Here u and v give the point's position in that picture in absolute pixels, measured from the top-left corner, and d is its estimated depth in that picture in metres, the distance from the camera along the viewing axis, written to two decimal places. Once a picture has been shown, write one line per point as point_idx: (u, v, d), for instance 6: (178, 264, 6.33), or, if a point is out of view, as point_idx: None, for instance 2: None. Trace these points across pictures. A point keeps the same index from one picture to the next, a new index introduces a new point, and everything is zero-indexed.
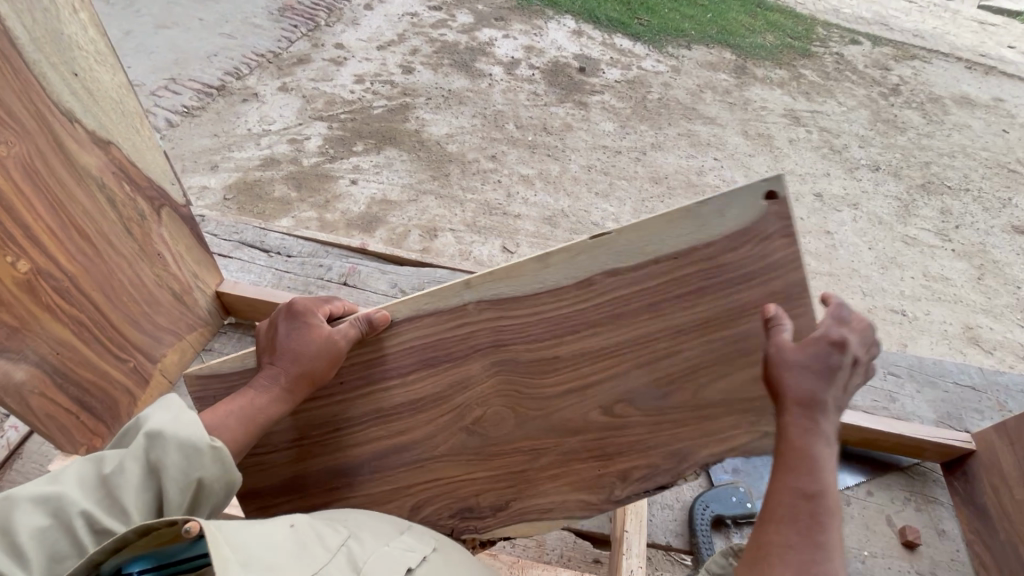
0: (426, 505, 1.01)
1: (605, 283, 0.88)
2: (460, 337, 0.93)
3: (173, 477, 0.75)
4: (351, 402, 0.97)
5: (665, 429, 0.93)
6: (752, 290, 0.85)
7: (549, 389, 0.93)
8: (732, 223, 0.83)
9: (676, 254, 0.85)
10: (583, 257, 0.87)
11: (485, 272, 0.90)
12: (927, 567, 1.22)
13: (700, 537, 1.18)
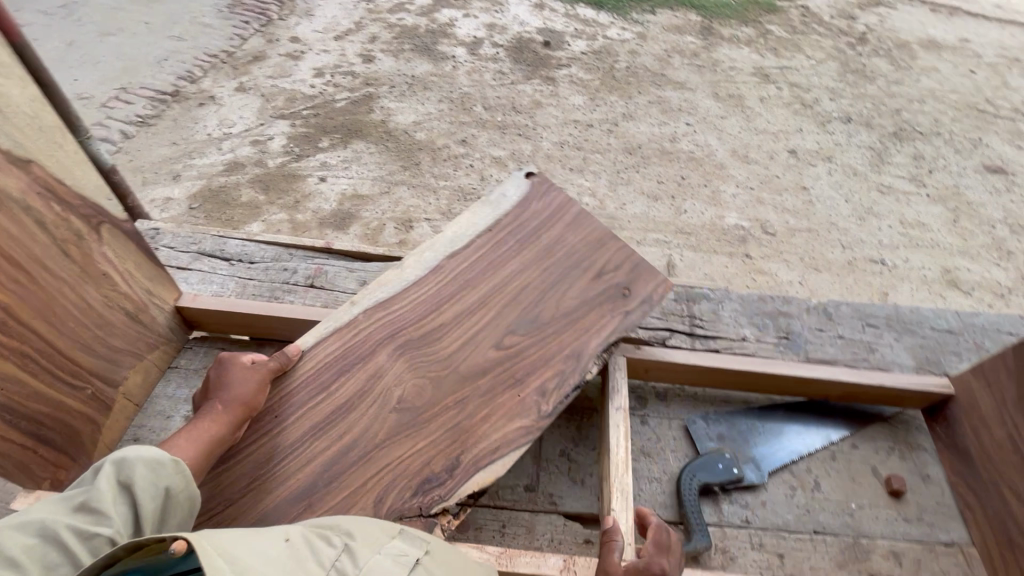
0: (383, 491, 1.02)
1: (452, 265, 1.31)
2: (363, 338, 1.19)
3: (145, 489, 0.80)
4: (294, 427, 1.08)
5: (551, 338, 1.23)
6: (550, 231, 1.38)
7: (447, 345, 1.20)
8: (515, 200, 1.43)
9: (491, 228, 1.38)
10: (428, 253, 1.32)
11: (364, 291, 1.26)
12: (915, 513, 1.23)
13: (688, 507, 1.17)
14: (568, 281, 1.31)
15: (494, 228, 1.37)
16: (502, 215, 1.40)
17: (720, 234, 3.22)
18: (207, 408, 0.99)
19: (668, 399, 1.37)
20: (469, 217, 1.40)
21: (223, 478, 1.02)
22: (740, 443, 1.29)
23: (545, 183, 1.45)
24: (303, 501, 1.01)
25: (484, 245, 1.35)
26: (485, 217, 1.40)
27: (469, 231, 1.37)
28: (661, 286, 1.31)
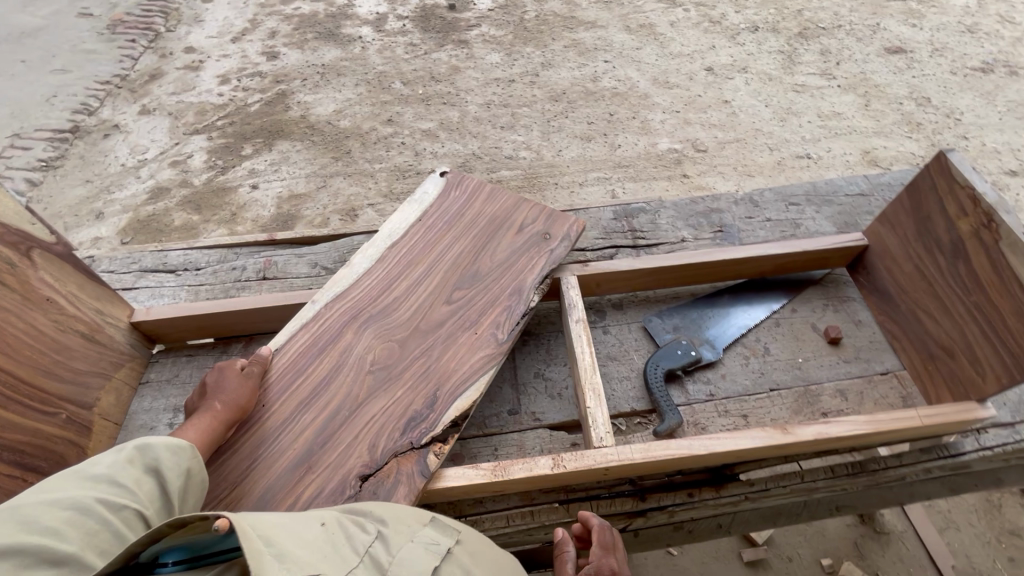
0: (376, 438, 1.07)
1: (395, 248, 1.38)
2: (328, 323, 1.24)
3: (170, 471, 0.88)
4: (280, 409, 1.11)
5: (494, 281, 1.32)
6: (473, 202, 1.49)
7: (406, 309, 1.26)
8: (437, 186, 1.53)
9: (421, 212, 1.46)
10: (372, 244, 1.39)
11: (321, 288, 1.31)
12: (853, 354, 1.37)
13: (657, 394, 1.28)
14: (498, 237, 1.41)
15: (425, 212, 1.46)
16: (432, 199, 1.50)
17: (655, 161, 3.33)
18: (207, 408, 1.02)
19: (624, 306, 1.47)
20: (403, 207, 1.48)
21: (222, 466, 1.03)
22: (694, 329, 1.40)
23: (457, 172, 1.56)
24: (303, 467, 1.04)
25: (421, 226, 1.43)
26: (414, 205, 1.48)
27: (406, 217, 1.45)
28: (575, 224, 1.45)
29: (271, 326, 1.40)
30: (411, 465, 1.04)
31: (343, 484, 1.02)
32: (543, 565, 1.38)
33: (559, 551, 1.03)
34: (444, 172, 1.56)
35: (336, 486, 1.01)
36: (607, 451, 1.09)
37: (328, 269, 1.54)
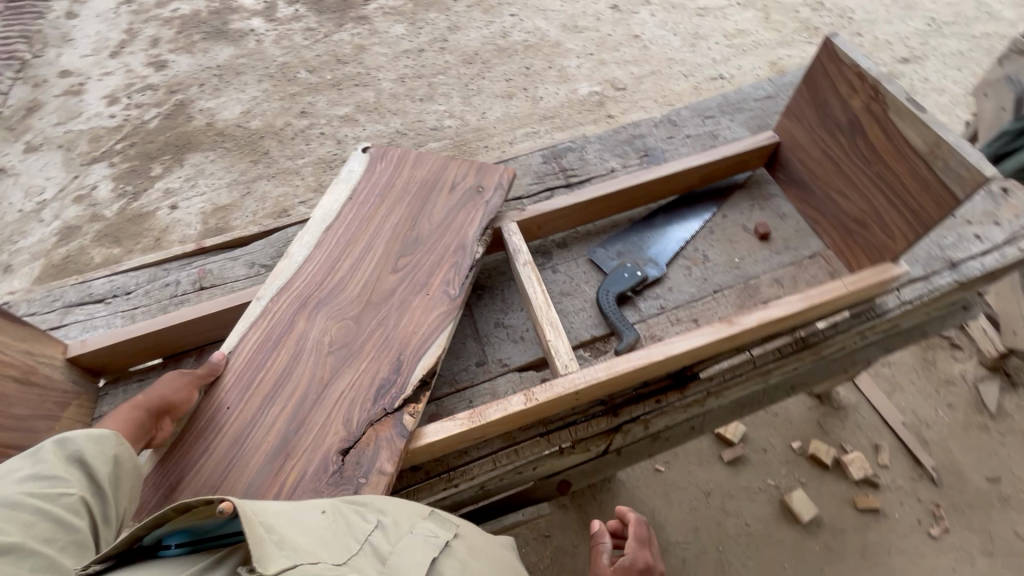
0: (349, 413, 1.07)
1: (331, 231, 1.36)
2: (278, 316, 1.21)
3: (96, 459, 0.91)
4: (245, 408, 1.09)
5: (436, 242, 1.32)
6: (401, 170, 1.47)
7: (354, 286, 1.25)
8: (361, 162, 1.50)
9: (351, 190, 1.44)
10: (307, 231, 1.36)
11: (264, 285, 1.28)
12: (782, 245, 1.46)
13: (613, 318, 1.33)
14: (433, 199, 1.41)
15: (354, 190, 1.44)
16: (359, 175, 1.47)
17: (579, 107, 3.36)
18: (134, 398, 1.04)
19: (568, 244, 1.51)
20: (332, 188, 1.45)
21: (199, 475, 1.03)
22: (635, 251, 1.46)
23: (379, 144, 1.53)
24: (281, 456, 1.03)
25: (354, 204, 1.41)
26: (342, 185, 1.45)
27: (336, 198, 1.42)
28: (505, 173, 1.45)
29: (220, 333, 1.36)
30: (389, 430, 1.05)
31: (324, 463, 1.02)
32: (539, 502, 1.44)
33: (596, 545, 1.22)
34: (366, 148, 1.52)
35: (318, 466, 1.02)
36: (574, 376, 1.14)
37: (267, 266, 1.50)
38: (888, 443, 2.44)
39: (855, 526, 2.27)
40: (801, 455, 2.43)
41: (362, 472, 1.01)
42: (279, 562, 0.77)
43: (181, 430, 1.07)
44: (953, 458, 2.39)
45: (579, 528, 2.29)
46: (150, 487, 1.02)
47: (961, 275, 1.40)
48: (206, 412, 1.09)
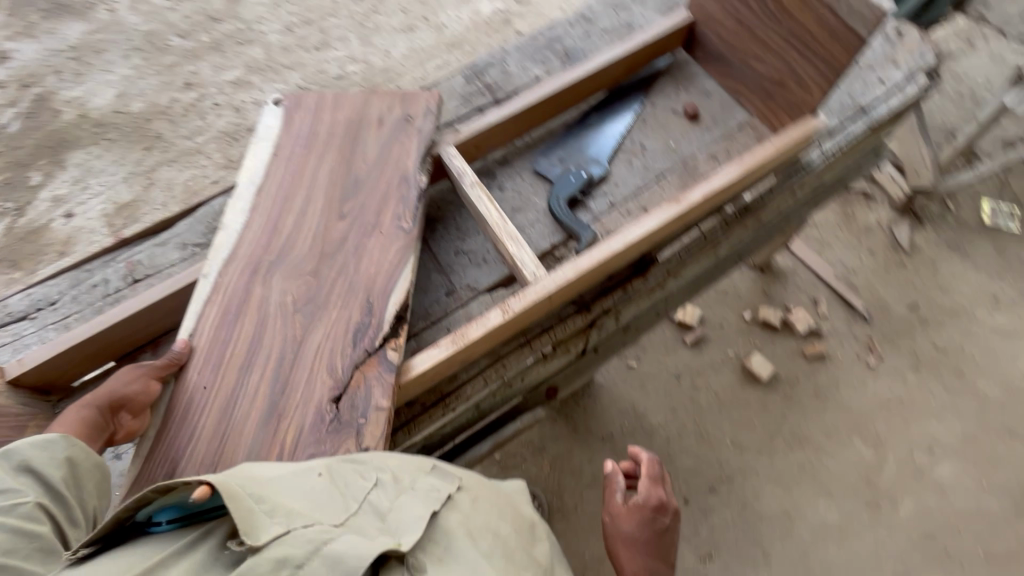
0: (331, 362, 1.06)
1: (264, 192, 1.28)
2: (232, 287, 1.15)
3: (48, 465, 0.93)
4: (224, 384, 1.06)
5: (378, 180, 1.28)
6: (321, 115, 1.38)
7: (304, 241, 1.20)
8: (277, 115, 1.39)
9: (274, 146, 1.34)
10: (239, 198, 1.28)
11: (207, 261, 1.20)
12: (712, 122, 1.51)
13: (568, 222, 1.36)
14: (363, 138, 1.34)
15: (277, 145, 1.35)
16: (278, 129, 1.37)
17: (486, 28, 3.21)
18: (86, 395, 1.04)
19: (509, 160, 1.49)
20: (252, 149, 1.35)
21: (195, 457, 1.01)
22: (576, 154, 1.46)
23: (291, 94, 1.43)
24: (274, 419, 1.02)
25: (280, 160, 1.32)
26: (262, 144, 1.35)
27: (260, 158, 1.33)
28: (430, 96, 1.40)
29: (172, 321, 1.30)
30: (376, 368, 1.05)
31: (320, 414, 1.02)
32: (536, 409, 1.48)
33: (610, 483, 1.28)
34: (278, 100, 1.41)
35: (315, 419, 1.01)
36: (543, 282, 1.17)
37: (202, 244, 1.41)
38: (824, 296, 2.69)
39: (806, 373, 2.53)
40: (753, 324, 2.65)
41: (360, 414, 1.01)
42: (272, 528, 0.78)
43: (159, 419, 1.04)
44: (879, 296, 2.68)
45: (569, 434, 2.44)
46: (146, 480, 0.99)
47: (871, 119, 1.51)
48: (183, 397, 1.06)
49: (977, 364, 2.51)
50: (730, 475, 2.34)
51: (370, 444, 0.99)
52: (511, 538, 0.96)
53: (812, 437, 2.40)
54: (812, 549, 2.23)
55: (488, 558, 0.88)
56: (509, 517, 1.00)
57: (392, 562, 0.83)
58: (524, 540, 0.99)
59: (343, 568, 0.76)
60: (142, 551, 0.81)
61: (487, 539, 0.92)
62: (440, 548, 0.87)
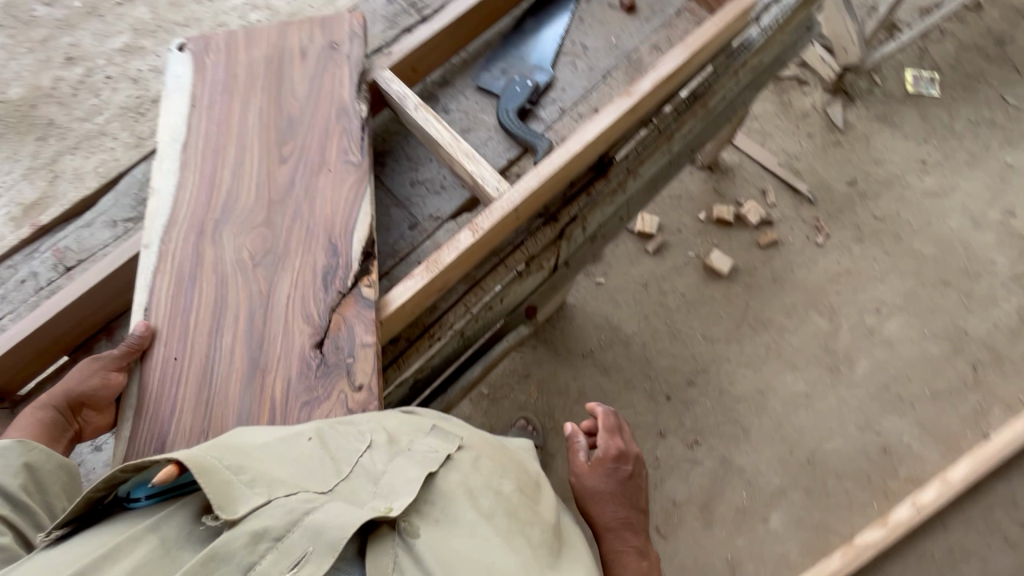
0: (305, 309, 1.02)
1: (191, 148, 1.17)
2: (180, 253, 1.07)
3: (6, 473, 0.88)
4: (195, 351, 1.00)
5: (314, 116, 1.19)
6: (236, 56, 1.26)
7: (249, 192, 1.12)
8: (185, 62, 1.26)
9: (190, 97, 1.22)
10: (165, 158, 1.17)
11: (145, 230, 1.11)
12: (649, 11, 1.47)
13: (521, 134, 1.31)
14: (288, 74, 1.24)
15: (194, 95, 1.22)
16: (189, 77, 1.24)
17: None
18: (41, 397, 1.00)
19: (449, 79, 1.42)
20: (165, 104, 1.22)
21: (181, 429, 0.95)
22: (517, 64, 1.40)
23: (196, 37, 1.29)
24: (257, 376, 0.98)
25: (201, 111, 1.21)
26: (176, 96, 1.23)
27: (176, 111, 1.21)
28: (352, 19, 1.29)
29: (119, 303, 1.21)
30: (354, 307, 1.02)
31: (304, 362, 0.98)
32: (520, 327, 1.50)
33: (572, 443, 1.29)
34: (182, 45, 1.27)
35: (300, 367, 0.98)
36: (509, 196, 1.14)
37: (133, 218, 1.30)
38: (771, 185, 2.78)
39: (762, 260, 2.65)
40: (708, 223, 2.73)
41: (347, 353, 0.99)
42: (251, 500, 0.75)
43: (133, 403, 0.97)
44: (821, 177, 2.79)
45: (551, 357, 2.51)
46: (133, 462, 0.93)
47: None
48: (153, 373, 0.99)
49: (912, 226, 2.69)
50: (704, 367, 2.48)
51: (364, 381, 0.97)
52: (515, 497, 0.92)
53: (774, 318, 2.55)
54: (785, 418, 2.38)
55: (486, 521, 0.85)
56: (512, 474, 0.96)
57: (384, 529, 0.80)
58: (528, 497, 0.95)
59: (323, 540, 0.73)
60: (120, 525, 0.80)
61: (487, 500, 0.89)
62: (435, 512, 0.84)
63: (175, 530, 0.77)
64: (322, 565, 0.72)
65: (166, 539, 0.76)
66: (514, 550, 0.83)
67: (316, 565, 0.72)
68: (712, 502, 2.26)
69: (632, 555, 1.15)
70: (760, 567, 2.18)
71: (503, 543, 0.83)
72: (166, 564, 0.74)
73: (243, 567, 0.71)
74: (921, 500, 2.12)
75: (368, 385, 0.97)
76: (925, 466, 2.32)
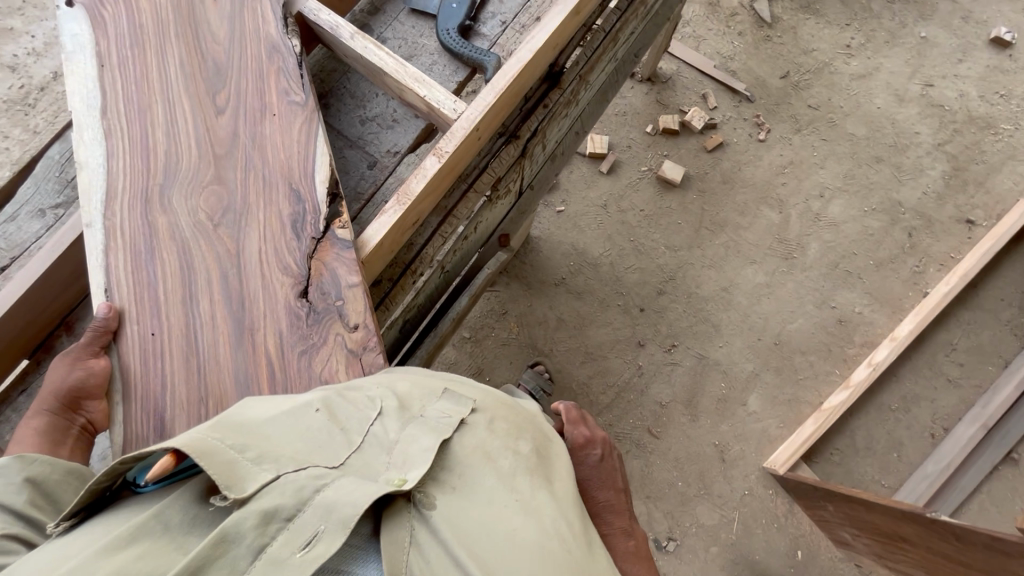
0: (282, 260, 0.98)
1: (112, 113, 1.06)
2: (130, 226, 1.00)
3: (9, 489, 0.79)
4: (172, 322, 0.95)
5: (244, 61, 1.11)
6: (139, 6, 1.14)
7: (191, 151, 1.04)
8: (79, 19, 1.12)
9: (96, 57, 1.10)
10: (84, 128, 1.05)
11: (82, 208, 1.01)
12: None
13: (466, 53, 1.26)
14: (204, 19, 1.13)
15: (99, 54, 1.10)
16: (89, 35, 1.11)
17: None
18: (37, 403, 0.91)
19: (381, 7, 1.34)
20: (67, 68, 1.09)
21: (178, 402, 0.92)
22: None
23: None
24: (246, 335, 0.94)
25: (112, 70, 1.09)
26: (78, 58, 1.10)
27: (83, 75, 1.09)
28: None
29: (75, 292, 1.18)
30: (333, 250, 0.99)
31: (292, 313, 0.96)
32: (498, 254, 1.55)
33: None
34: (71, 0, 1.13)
35: (290, 318, 0.95)
36: (469, 114, 1.10)
37: (65, 202, 1.22)
38: (710, 89, 2.82)
39: (711, 165, 2.72)
40: (656, 135, 2.77)
41: (335, 297, 0.97)
42: (259, 478, 0.70)
43: (120, 383, 0.93)
44: (755, 74, 2.85)
45: (525, 291, 2.55)
46: (134, 443, 0.90)
47: None
48: (133, 352, 0.94)
49: (843, 110, 2.80)
50: (671, 274, 2.58)
51: (359, 320, 0.96)
52: (533, 459, 0.85)
53: (729, 218, 2.65)
54: (751, 308, 2.53)
55: (506, 486, 0.80)
56: (531, 435, 0.90)
57: (400, 502, 0.75)
58: (549, 457, 0.89)
59: (336, 517, 0.67)
60: (127, 515, 0.72)
61: (506, 462, 0.83)
62: (452, 479, 0.79)
63: (178, 517, 0.69)
64: (334, 544, 0.64)
65: (169, 527, 0.68)
66: (538, 517, 0.77)
67: (327, 544, 0.64)
68: (695, 397, 2.41)
69: (620, 539, 0.99)
70: (745, 447, 2.35)
71: (524, 510, 0.77)
72: (168, 556, 0.65)
73: (253, 550, 0.64)
74: (876, 359, 2.29)
75: (365, 324, 0.96)
76: (876, 330, 2.50)
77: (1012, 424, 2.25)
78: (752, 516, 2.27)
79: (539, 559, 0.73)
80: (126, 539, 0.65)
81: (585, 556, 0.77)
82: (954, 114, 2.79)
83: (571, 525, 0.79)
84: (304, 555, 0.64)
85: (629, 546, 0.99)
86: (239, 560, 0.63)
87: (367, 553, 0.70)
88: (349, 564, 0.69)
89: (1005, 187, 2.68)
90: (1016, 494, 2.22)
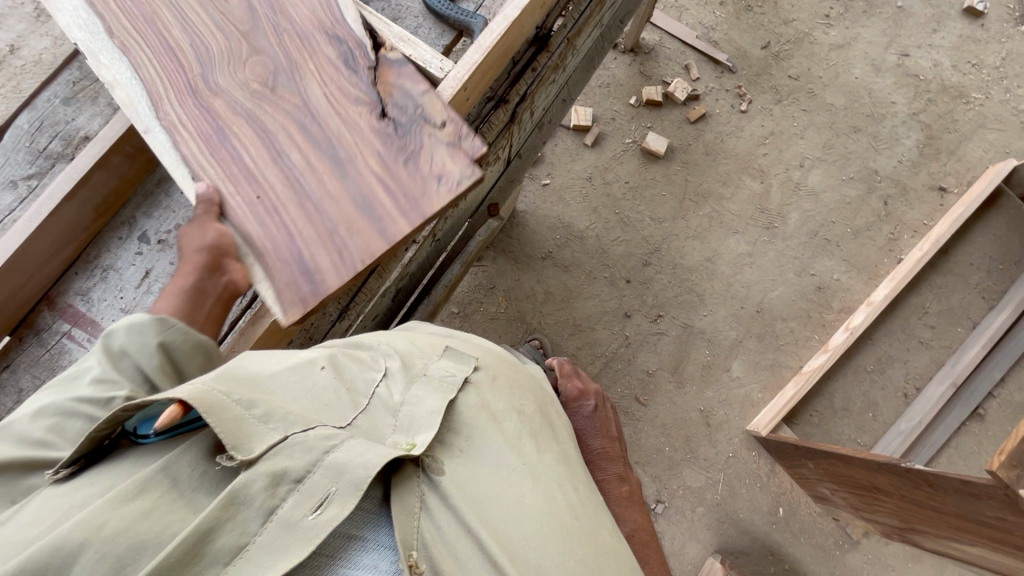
0: (351, 95, 0.96)
1: (118, 29, 0.98)
2: (189, 116, 0.94)
3: (143, 354, 0.85)
4: (273, 181, 0.91)
5: None
6: None
7: (211, 33, 0.98)
8: None
9: None
10: (96, 53, 0.98)
11: (134, 117, 0.96)
12: None
13: (451, 14, 1.23)
14: None
15: None
16: None
17: None
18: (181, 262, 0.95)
19: None
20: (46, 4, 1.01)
21: (310, 244, 0.88)
22: None
23: None
24: (349, 164, 0.92)
25: None
26: None
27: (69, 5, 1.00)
28: None
29: (61, 262, 1.19)
30: (392, 71, 0.99)
31: (380, 133, 0.95)
32: (489, 221, 1.59)
33: None
34: None
35: (380, 138, 0.94)
36: (455, 73, 1.06)
37: (37, 175, 1.23)
38: (693, 60, 2.83)
39: (694, 136, 2.74)
40: (640, 107, 2.77)
41: (413, 107, 0.97)
42: (265, 438, 0.67)
43: (246, 247, 0.89)
44: (737, 44, 2.86)
45: (513, 266, 2.56)
46: (286, 289, 0.86)
47: None
48: (247, 218, 0.90)
49: (822, 80, 2.83)
50: (655, 245, 2.60)
51: (444, 115, 0.96)
52: (536, 419, 0.89)
53: (712, 189, 2.68)
54: (734, 278, 2.58)
55: (513, 449, 0.82)
56: (533, 395, 0.94)
57: (409, 468, 0.75)
58: (550, 420, 0.93)
59: (347, 479, 0.67)
60: (131, 465, 0.73)
61: (512, 424, 0.85)
62: (459, 442, 0.81)
63: (186, 471, 0.69)
64: (347, 506, 0.65)
65: (177, 482, 0.68)
66: (543, 484, 0.81)
67: (340, 507, 0.65)
68: (680, 364, 2.46)
69: (613, 484, 1.11)
70: (729, 411, 2.42)
71: (532, 475, 0.81)
72: (177, 509, 0.66)
73: (263, 512, 0.63)
74: (853, 323, 2.35)
75: (451, 118, 0.96)
76: (854, 296, 2.58)
77: (975, 385, 2.40)
78: (736, 476, 2.35)
79: (547, 526, 0.76)
80: (133, 491, 0.66)
81: (592, 528, 0.81)
82: (928, 84, 2.84)
83: (579, 497, 0.84)
84: (317, 517, 0.64)
85: (620, 488, 1.11)
86: (250, 521, 0.62)
87: (378, 518, 0.70)
88: (360, 528, 0.69)
89: (975, 155, 2.75)
90: (981, 448, 2.36)
